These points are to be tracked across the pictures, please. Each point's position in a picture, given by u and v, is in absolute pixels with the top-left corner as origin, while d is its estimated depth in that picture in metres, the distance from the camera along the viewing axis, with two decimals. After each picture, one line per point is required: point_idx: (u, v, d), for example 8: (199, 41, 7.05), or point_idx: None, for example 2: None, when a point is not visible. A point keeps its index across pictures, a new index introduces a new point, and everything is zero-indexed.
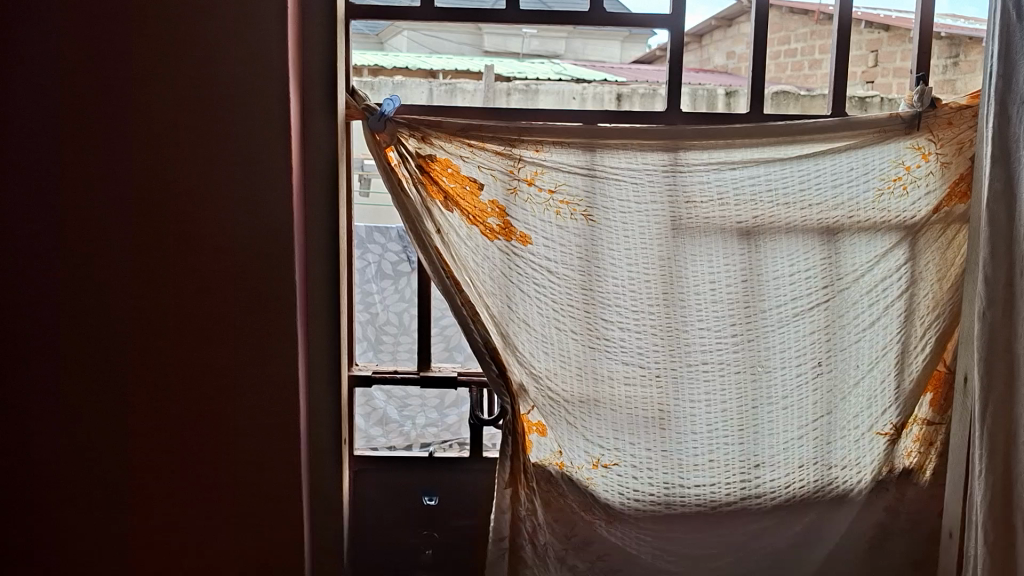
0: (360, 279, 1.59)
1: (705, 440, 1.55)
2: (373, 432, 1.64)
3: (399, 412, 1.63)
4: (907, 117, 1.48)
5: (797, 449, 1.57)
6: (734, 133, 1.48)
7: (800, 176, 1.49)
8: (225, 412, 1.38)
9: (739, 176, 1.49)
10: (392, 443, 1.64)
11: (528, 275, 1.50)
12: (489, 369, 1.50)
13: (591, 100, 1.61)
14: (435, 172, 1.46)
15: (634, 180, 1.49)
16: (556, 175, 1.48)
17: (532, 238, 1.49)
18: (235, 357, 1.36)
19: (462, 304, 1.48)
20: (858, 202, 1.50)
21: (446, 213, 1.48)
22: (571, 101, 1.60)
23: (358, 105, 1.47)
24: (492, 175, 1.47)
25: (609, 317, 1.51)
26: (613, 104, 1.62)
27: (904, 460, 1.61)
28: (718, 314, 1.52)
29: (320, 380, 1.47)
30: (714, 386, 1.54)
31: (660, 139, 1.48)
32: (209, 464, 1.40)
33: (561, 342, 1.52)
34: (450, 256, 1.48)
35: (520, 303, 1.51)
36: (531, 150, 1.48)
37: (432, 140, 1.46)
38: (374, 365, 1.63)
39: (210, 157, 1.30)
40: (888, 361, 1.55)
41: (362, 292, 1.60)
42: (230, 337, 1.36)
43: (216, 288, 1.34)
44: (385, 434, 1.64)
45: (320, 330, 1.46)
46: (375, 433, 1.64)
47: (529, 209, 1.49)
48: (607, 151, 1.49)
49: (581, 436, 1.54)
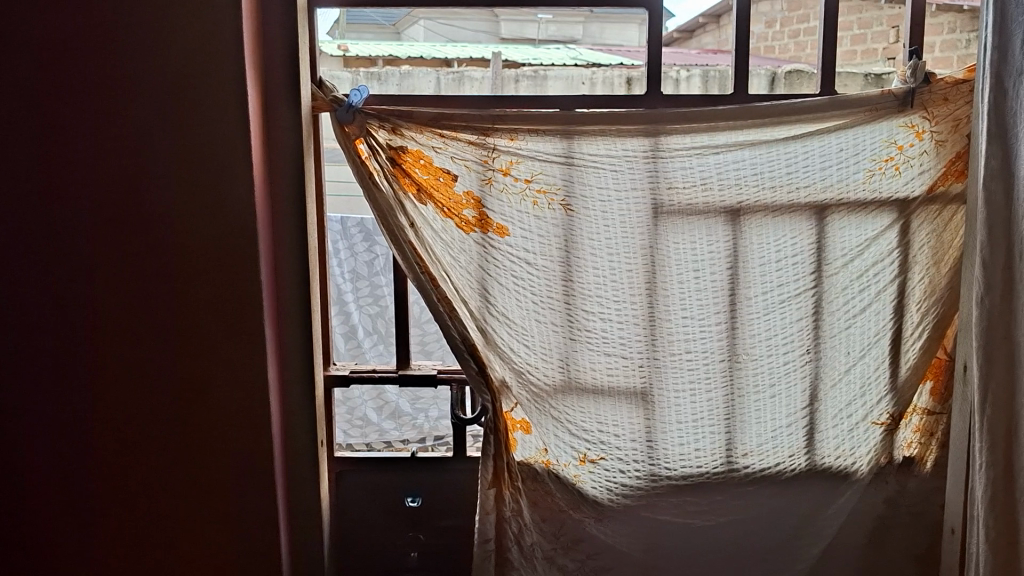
0: (369, 271, 1.54)
1: (691, 430, 1.52)
2: (385, 426, 1.59)
3: (411, 404, 1.58)
4: (900, 93, 1.40)
5: (785, 438, 1.53)
6: (717, 115, 1.41)
7: (786, 159, 1.43)
8: (197, 417, 1.35)
9: (723, 161, 1.43)
10: (405, 436, 1.59)
11: (505, 267, 1.46)
12: (468, 367, 1.47)
13: (601, 86, 1.65)
14: (408, 164, 1.42)
15: (614, 167, 1.44)
16: (532, 164, 1.43)
17: (509, 229, 1.45)
18: (206, 359, 1.32)
19: (439, 300, 1.44)
20: (848, 184, 1.44)
21: (420, 206, 1.44)
22: (579, 87, 1.64)
23: (325, 97, 1.42)
24: (466, 166, 1.43)
25: (590, 308, 1.47)
26: (622, 89, 1.68)
27: (904, 452, 1.54)
28: (703, 304, 1.47)
29: (295, 382, 1.42)
30: (698, 375, 1.50)
31: (640, 124, 1.42)
32: (184, 469, 1.37)
33: (542, 335, 1.48)
34: (426, 251, 1.44)
35: (499, 296, 1.47)
36: (505, 138, 1.42)
37: (402, 131, 1.41)
38: (387, 365, 1.58)
39: (169, 157, 1.26)
40: (881, 347, 1.50)
41: (371, 283, 1.55)
42: (199, 339, 1.32)
43: (183, 289, 1.30)
44: (398, 427, 1.59)
45: (294, 330, 1.41)
46: (387, 427, 1.59)
47: (505, 199, 1.44)
48: (584, 138, 1.43)
49: (565, 430, 1.51)
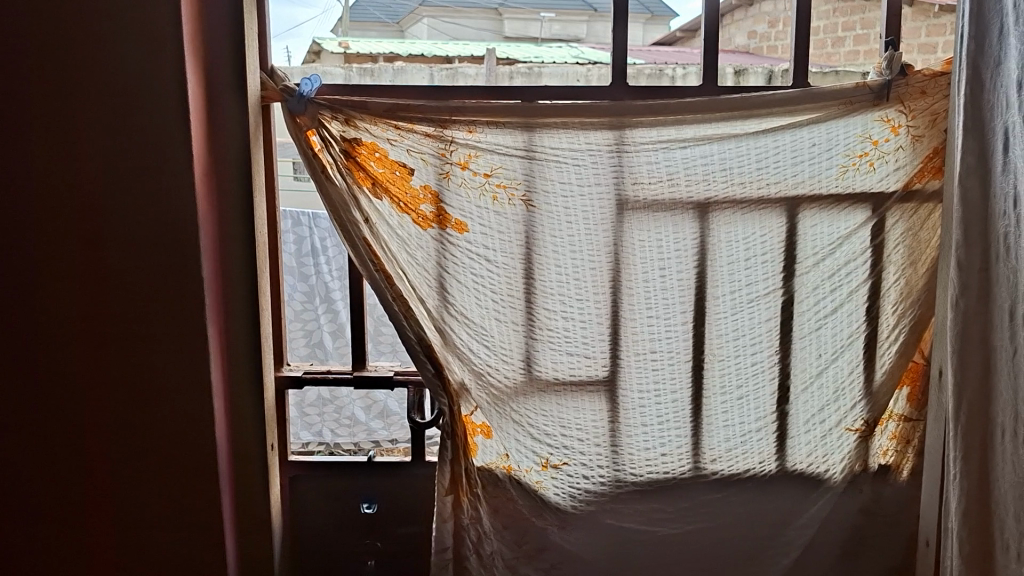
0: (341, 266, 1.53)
1: (657, 433, 1.47)
2: (373, 425, 1.57)
3: (401, 403, 1.56)
4: (875, 86, 1.34)
5: (755, 443, 1.48)
6: (683, 108, 1.35)
7: (756, 154, 1.37)
8: (139, 420, 1.30)
9: (690, 155, 1.37)
10: (394, 436, 1.57)
11: (464, 264, 1.40)
12: (424, 368, 1.41)
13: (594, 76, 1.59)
14: (363, 157, 1.36)
15: (577, 161, 1.38)
16: (491, 158, 1.37)
17: (467, 225, 1.39)
18: (148, 360, 1.27)
19: (394, 299, 1.39)
20: (820, 180, 1.38)
21: (375, 201, 1.38)
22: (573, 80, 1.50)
23: (276, 87, 1.36)
24: (423, 160, 1.37)
25: (552, 307, 1.42)
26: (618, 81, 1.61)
27: (880, 459, 1.49)
28: (669, 303, 1.42)
29: (244, 383, 1.37)
30: (663, 376, 1.45)
31: (604, 116, 1.36)
32: (125, 473, 1.31)
33: (502, 335, 1.43)
34: (381, 248, 1.38)
35: (457, 295, 1.41)
36: (463, 131, 1.36)
37: (356, 123, 1.36)
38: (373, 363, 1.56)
39: (106, 149, 1.21)
40: (855, 350, 1.44)
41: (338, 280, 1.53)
42: (140, 340, 1.27)
43: (122, 286, 1.25)
44: (385, 426, 1.57)
45: (242, 330, 1.36)
46: (375, 426, 1.57)
47: (463, 194, 1.38)
48: (545, 131, 1.37)
49: (527, 434, 1.46)
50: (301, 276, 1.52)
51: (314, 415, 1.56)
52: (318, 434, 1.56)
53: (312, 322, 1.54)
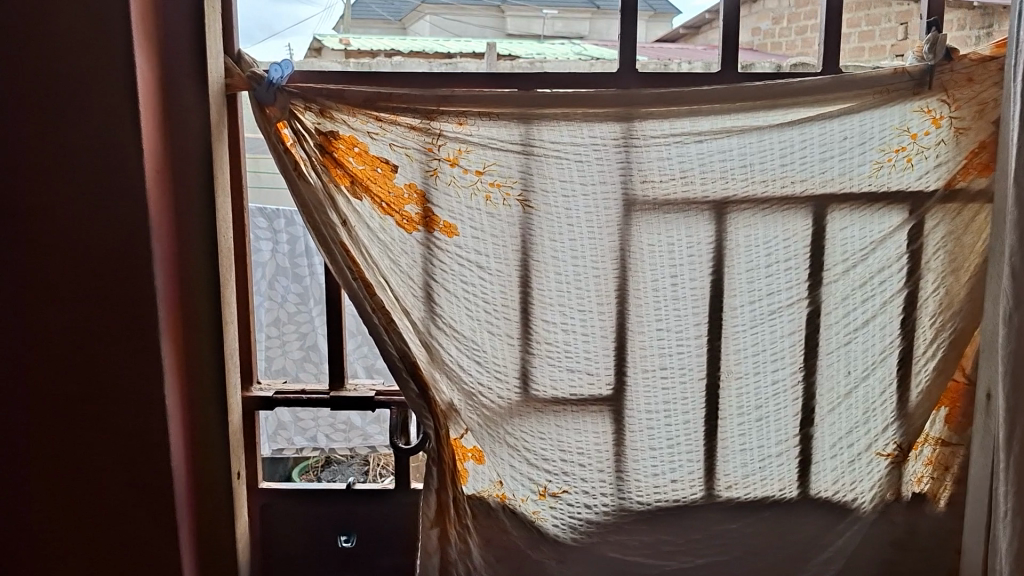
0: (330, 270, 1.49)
1: (667, 458, 1.33)
2: (369, 430, 1.48)
3: None
4: (915, 72, 1.19)
5: (775, 470, 1.33)
6: (700, 97, 1.20)
7: (780, 148, 1.22)
8: (88, 447, 1.15)
9: (707, 151, 1.23)
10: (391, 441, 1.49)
11: (453, 271, 1.26)
12: (407, 388, 1.27)
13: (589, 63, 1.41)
14: (340, 152, 1.22)
15: (579, 157, 1.23)
16: (484, 153, 1.23)
17: (457, 228, 1.25)
18: (98, 380, 1.13)
19: (374, 311, 1.25)
20: (851, 177, 1.24)
21: (354, 202, 1.24)
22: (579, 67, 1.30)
23: (243, 73, 1.22)
24: (407, 155, 1.23)
25: (551, 318, 1.28)
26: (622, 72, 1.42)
27: (914, 487, 1.34)
28: (681, 314, 1.28)
29: (206, 403, 1.25)
30: (675, 395, 1.31)
31: (611, 106, 1.21)
32: (72, 507, 1.17)
33: (495, 350, 1.29)
34: (361, 254, 1.24)
35: (446, 306, 1.27)
36: (453, 123, 1.22)
37: (333, 114, 1.22)
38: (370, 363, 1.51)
39: (44, 143, 1.06)
40: (888, 367, 1.30)
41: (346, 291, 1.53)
42: (88, 358, 1.12)
43: (65, 298, 1.10)
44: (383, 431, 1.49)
45: (205, 345, 1.23)
46: (371, 430, 1.48)
47: (453, 193, 1.24)
48: (543, 123, 1.22)
49: (523, 460, 1.31)
50: (295, 278, 1.44)
51: (308, 419, 1.46)
52: (312, 439, 1.47)
53: (306, 325, 1.46)
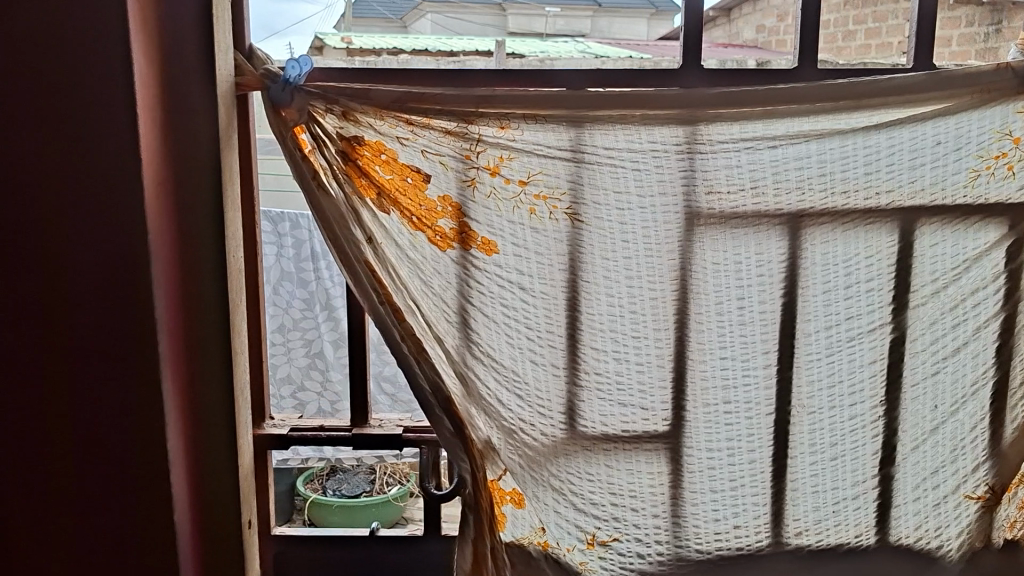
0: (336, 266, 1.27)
1: (730, 502, 1.18)
2: None
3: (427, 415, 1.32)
4: (1020, 68, 1.05)
5: (851, 514, 1.19)
6: (776, 97, 1.06)
7: (864, 155, 1.08)
8: (85, 485, 1.05)
9: (781, 157, 1.08)
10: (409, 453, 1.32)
11: (492, 293, 1.12)
12: (439, 424, 1.14)
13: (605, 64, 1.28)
14: (366, 160, 1.08)
15: (636, 165, 1.09)
16: (529, 160, 1.08)
17: (497, 245, 1.11)
18: (99, 416, 1.03)
19: (403, 338, 1.11)
20: (944, 186, 1.09)
21: (381, 216, 1.10)
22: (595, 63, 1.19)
23: (256, 71, 1.10)
24: (442, 163, 1.09)
25: (601, 346, 1.14)
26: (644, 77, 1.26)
27: (1005, 532, 1.21)
28: (748, 341, 1.14)
29: (215, 439, 1.14)
30: (739, 431, 1.16)
31: (675, 108, 1.07)
32: (70, 553, 1.07)
33: (538, 382, 1.14)
34: (388, 274, 1.11)
35: (484, 332, 1.13)
36: (493, 127, 1.08)
37: (357, 116, 1.08)
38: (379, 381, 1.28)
39: (38, 155, 0.96)
40: (980, 400, 1.15)
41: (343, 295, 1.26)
42: (87, 391, 1.02)
43: (64, 326, 1.00)
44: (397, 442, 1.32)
45: (212, 376, 1.12)
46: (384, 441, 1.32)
47: (493, 205, 1.10)
48: (596, 127, 1.08)
49: (569, 505, 1.17)
50: (301, 282, 1.60)
51: None
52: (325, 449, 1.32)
53: None
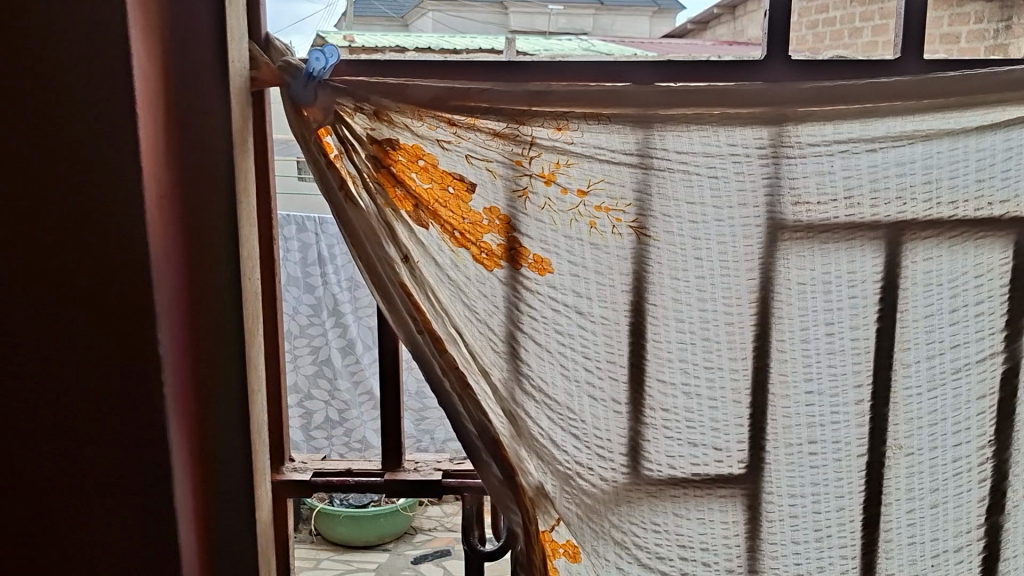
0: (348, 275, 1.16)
1: (815, 556, 1.04)
2: None
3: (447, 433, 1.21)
4: None
5: (952, 568, 1.05)
6: (874, 93, 0.92)
7: (976, 159, 0.93)
8: (90, 522, 0.98)
9: (880, 162, 0.93)
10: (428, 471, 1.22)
11: (544, 319, 0.98)
12: (481, 462, 1.03)
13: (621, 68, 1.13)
14: (401, 167, 0.96)
15: (714, 172, 0.94)
16: (589, 167, 0.94)
17: (551, 264, 0.97)
18: (109, 450, 0.95)
19: (443, 372, 1.01)
20: None
21: (421, 231, 0.98)
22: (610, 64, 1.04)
23: (275, 64, 0.97)
24: (489, 170, 0.95)
25: (668, 379, 0.99)
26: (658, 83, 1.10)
27: None
28: (838, 374, 0.99)
29: (229, 475, 1.04)
30: (826, 475, 1.01)
31: (759, 106, 0.93)
32: None
33: (596, 419, 1.00)
34: (428, 299, 0.99)
35: (534, 363, 1.00)
36: (549, 128, 0.94)
37: (391, 117, 0.95)
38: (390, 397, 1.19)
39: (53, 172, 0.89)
40: None
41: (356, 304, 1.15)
42: (98, 424, 0.95)
43: (78, 355, 0.93)
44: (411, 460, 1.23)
45: (226, 406, 1.02)
46: None
47: (547, 219, 0.96)
48: (668, 127, 0.94)
49: (631, 557, 1.04)
50: None
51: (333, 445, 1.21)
52: None
53: None
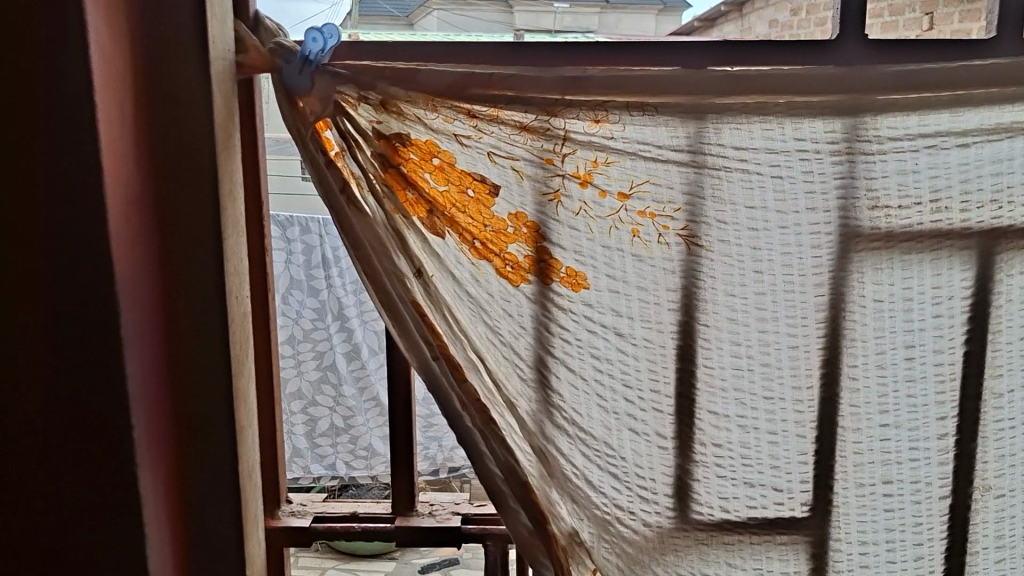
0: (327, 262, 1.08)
1: None
2: None
3: None
4: None
5: None
6: (967, 78, 0.78)
7: None
8: None
9: (971, 159, 0.80)
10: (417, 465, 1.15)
11: (578, 343, 0.85)
12: (506, 507, 0.90)
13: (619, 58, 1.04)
14: (412, 166, 0.83)
15: (778, 172, 0.81)
16: (631, 165, 0.81)
17: (587, 279, 0.84)
18: (71, 521, 0.77)
19: (465, 405, 0.88)
20: None
21: (436, 242, 0.85)
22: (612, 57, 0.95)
23: (265, 46, 0.83)
24: (515, 170, 0.82)
25: (722, 412, 0.85)
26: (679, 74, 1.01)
27: None
28: (919, 406, 0.84)
29: (216, 530, 0.89)
30: (905, 523, 0.87)
31: (832, 94, 0.79)
32: None
33: (638, 457, 0.87)
34: (443, 319, 0.87)
35: (566, 392, 0.87)
36: (585, 121, 0.81)
37: (401, 108, 0.81)
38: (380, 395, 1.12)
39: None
40: None
41: None
42: (53, 489, 0.76)
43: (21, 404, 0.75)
44: None
45: (211, 451, 0.87)
46: None
47: (582, 227, 0.83)
48: (723, 118, 0.80)
49: None
50: None
51: None
52: None
53: None
